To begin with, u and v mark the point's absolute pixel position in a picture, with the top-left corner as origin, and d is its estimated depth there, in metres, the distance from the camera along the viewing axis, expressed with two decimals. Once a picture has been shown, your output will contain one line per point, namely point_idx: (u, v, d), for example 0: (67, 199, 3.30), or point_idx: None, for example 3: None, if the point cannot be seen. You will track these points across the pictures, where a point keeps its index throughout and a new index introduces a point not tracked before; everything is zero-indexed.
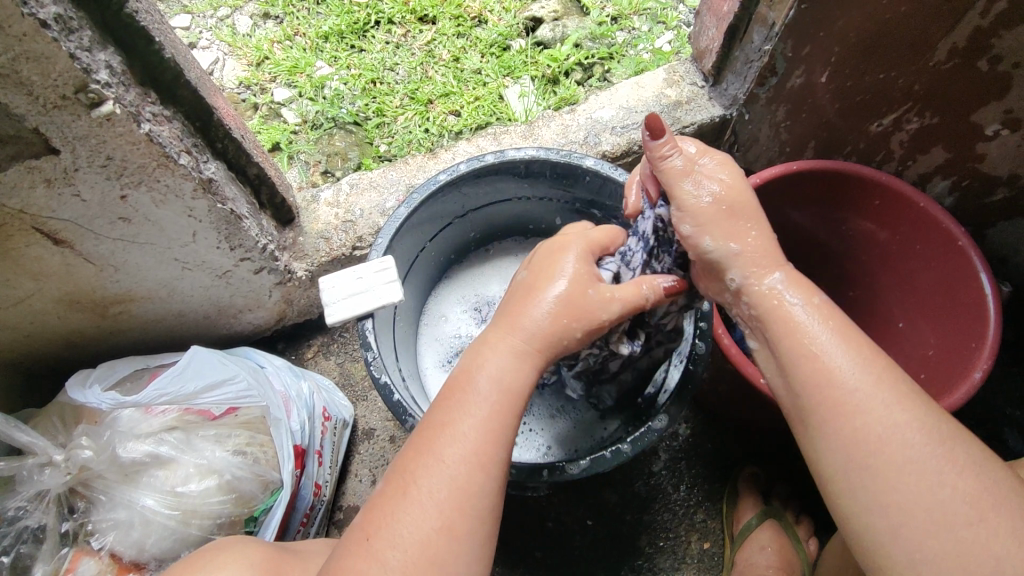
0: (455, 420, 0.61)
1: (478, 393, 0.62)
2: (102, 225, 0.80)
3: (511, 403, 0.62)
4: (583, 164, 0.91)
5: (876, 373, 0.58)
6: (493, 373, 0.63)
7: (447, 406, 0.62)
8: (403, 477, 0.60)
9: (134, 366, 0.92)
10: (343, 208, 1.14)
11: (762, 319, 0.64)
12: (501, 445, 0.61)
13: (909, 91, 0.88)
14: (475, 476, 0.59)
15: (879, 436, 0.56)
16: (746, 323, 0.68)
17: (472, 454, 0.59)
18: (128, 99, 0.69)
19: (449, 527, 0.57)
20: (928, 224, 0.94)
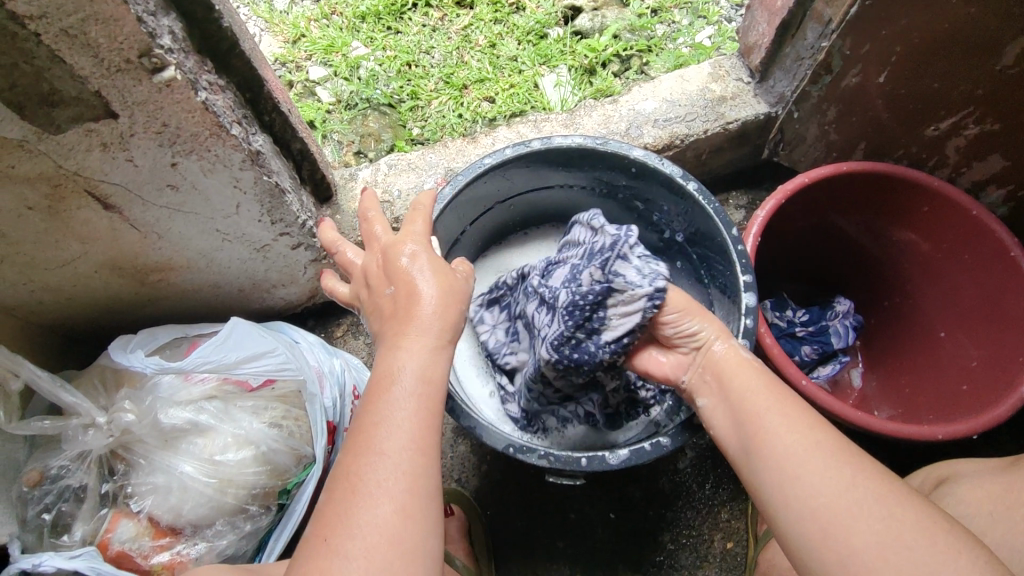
0: (379, 413, 0.60)
1: (400, 386, 0.61)
2: (151, 192, 0.80)
3: (434, 392, 0.62)
4: (631, 154, 0.90)
5: (794, 412, 0.65)
6: (408, 371, 0.61)
7: (370, 403, 0.61)
8: (343, 478, 0.57)
9: (173, 333, 0.92)
10: (381, 188, 1.14)
11: (716, 375, 0.73)
12: (432, 427, 0.61)
13: (968, 96, 0.84)
14: (420, 458, 0.58)
15: (795, 454, 0.61)
16: (704, 380, 0.74)
17: (413, 439, 0.59)
18: (188, 66, 0.68)
19: (403, 509, 0.56)
20: (977, 233, 0.93)
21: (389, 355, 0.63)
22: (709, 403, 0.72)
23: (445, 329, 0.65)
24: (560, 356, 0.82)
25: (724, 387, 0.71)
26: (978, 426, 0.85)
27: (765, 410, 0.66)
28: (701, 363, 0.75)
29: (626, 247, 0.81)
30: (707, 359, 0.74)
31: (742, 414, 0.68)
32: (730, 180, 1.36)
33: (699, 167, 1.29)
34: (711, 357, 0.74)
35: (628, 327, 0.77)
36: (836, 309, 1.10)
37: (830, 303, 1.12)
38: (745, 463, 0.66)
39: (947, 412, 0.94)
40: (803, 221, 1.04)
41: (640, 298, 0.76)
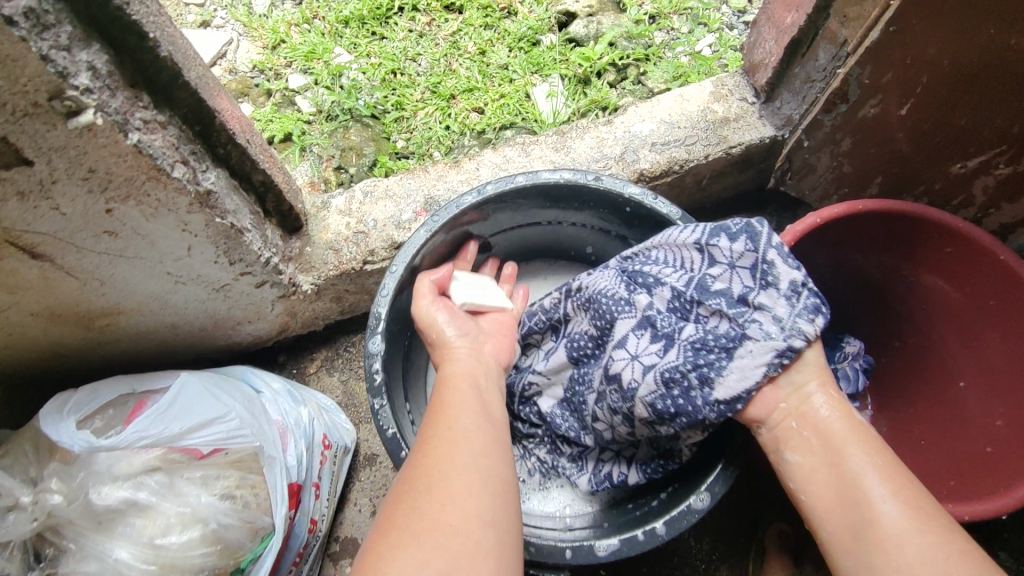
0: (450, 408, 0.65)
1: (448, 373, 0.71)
2: (86, 239, 0.71)
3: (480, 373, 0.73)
4: (625, 192, 0.82)
5: (919, 509, 0.55)
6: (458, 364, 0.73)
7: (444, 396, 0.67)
8: (423, 453, 0.59)
9: (117, 390, 0.84)
10: (355, 217, 1.05)
11: (821, 435, 0.62)
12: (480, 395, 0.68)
13: (1005, 134, 0.75)
14: (477, 412, 0.65)
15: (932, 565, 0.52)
16: (799, 432, 0.63)
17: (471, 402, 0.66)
18: (114, 105, 0.59)
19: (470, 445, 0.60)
20: (1008, 281, 0.85)
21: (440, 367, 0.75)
22: (803, 461, 0.62)
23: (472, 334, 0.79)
24: (665, 401, 0.69)
25: (830, 451, 0.61)
26: (1007, 507, 0.78)
27: (877, 495, 0.56)
28: (803, 417, 0.63)
29: (762, 287, 0.67)
30: (800, 404, 0.64)
31: (851, 490, 0.58)
32: (732, 204, 1.27)
33: (699, 192, 1.20)
34: (807, 413, 0.63)
35: (751, 386, 0.64)
36: (846, 349, 1.00)
37: (840, 340, 1.01)
38: (847, 551, 0.57)
39: (971, 476, 0.86)
40: (820, 258, 0.94)
41: (769, 351, 0.64)
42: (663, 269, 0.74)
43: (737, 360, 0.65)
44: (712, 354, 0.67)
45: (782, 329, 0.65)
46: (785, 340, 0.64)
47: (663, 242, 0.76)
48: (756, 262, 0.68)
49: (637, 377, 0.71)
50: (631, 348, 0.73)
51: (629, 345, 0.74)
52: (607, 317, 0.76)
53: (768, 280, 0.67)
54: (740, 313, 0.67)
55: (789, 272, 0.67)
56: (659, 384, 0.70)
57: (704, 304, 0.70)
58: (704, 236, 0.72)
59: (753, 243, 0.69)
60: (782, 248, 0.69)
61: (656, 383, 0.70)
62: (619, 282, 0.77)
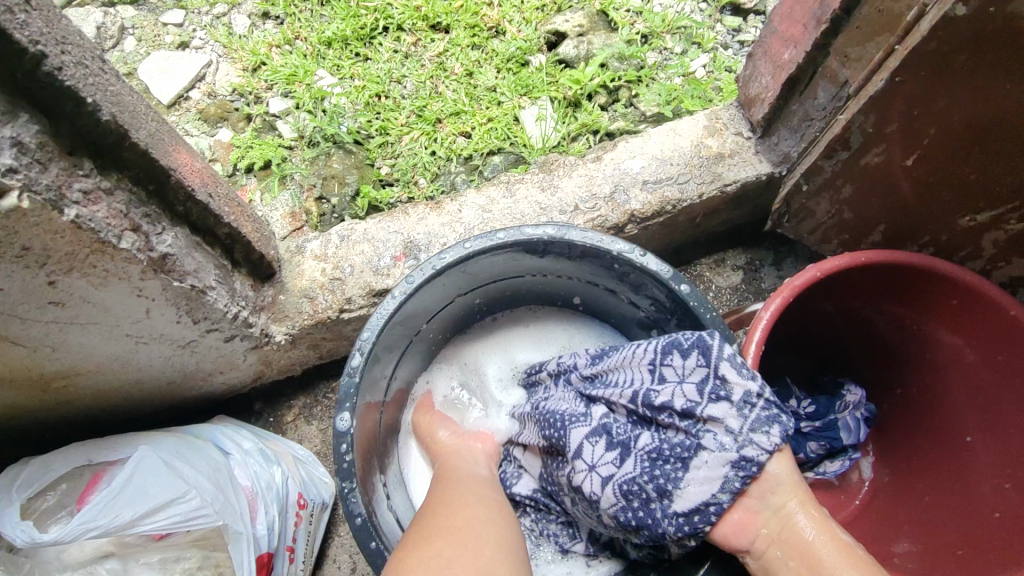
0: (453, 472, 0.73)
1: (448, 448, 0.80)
2: (29, 311, 0.65)
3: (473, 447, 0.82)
4: (614, 248, 0.76)
5: None
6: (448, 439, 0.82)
7: (448, 466, 0.76)
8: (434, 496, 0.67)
9: (73, 463, 0.78)
10: (331, 263, 1.00)
11: (809, 561, 0.59)
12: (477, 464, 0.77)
13: (1017, 190, 0.70)
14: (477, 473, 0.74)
15: None
16: (785, 559, 0.60)
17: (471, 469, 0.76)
18: (46, 183, 0.54)
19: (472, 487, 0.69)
20: (1017, 338, 0.80)
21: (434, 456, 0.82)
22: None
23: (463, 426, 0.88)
24: (626, 513, 0.66)
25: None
26: None
27: None
28: (789, 535, 0.60)
29: (712, 400, 0.65)
30: (781, 521, 0.61)
31: None
32: (727, 237, 1.22)
33: (693, 228, 1.15)
34: (795, 532, 0.60)
35: (708, 498, 0.63)
36: (846, 399, 0.97)
37: (840, 390, 0.99)
38: None
39: (978, 545, 0.81)
40: (823, 305, 0.89)
41: (724, 464, 0.62)
42: (616, 387, 0.74)
43: (691, 475, 0.64)
44: (668, 464, 0.65)
45: (735, 440, 0.63)
46: (739, 450, 0.62)
47: (621, 358, 0.76)
48: (706, 375, 0.67)
49: (596, 491, 0.68)
50: (589, 457, 0.71)
51: (583, 456, 0.71)
52: (560, 429, 0.74)
53: (719, 393, 0.65)
54: (693, 426, 0.66)
55: (741, 383, 0.65)
56: (617, 493, 0.67)
57: (659, 419, 0.69)
58: (656, 354, 0.71)
59: (703, 355, 0.67)
60: (734, 359, 0.66)
61: (616, 497, 0.67)
62: (575, 399, 0.77)
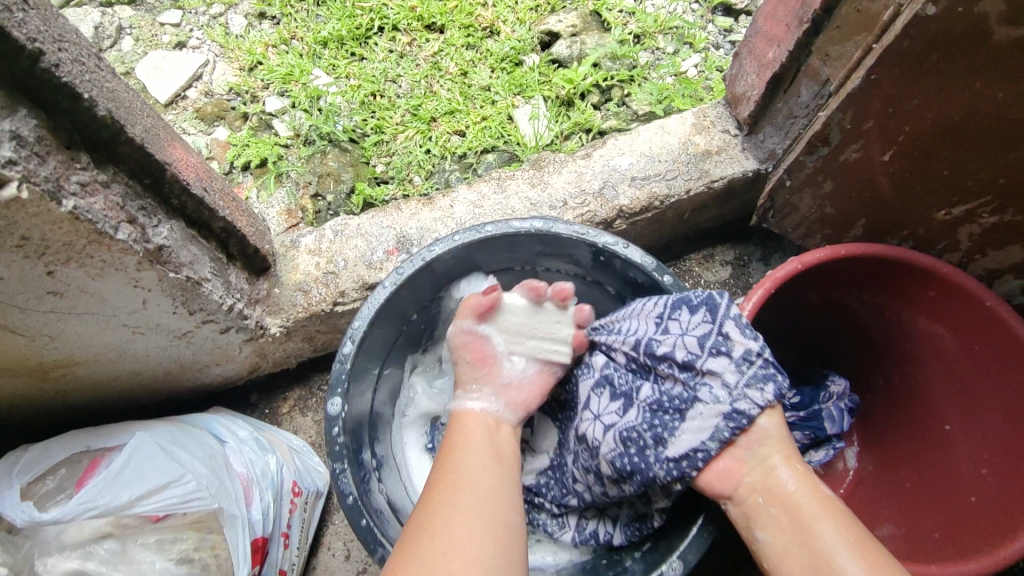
0: (456, 459, 0.70)
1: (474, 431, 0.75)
2: (28, 300, 0.67)
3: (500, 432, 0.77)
4: (599, 242, 0.78)
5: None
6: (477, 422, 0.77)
7: (458, 453, 0.71)
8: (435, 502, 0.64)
9: (70, 449, 0.80)
10: (325, 257, 1.02)
11: (785, 510, 0.62)
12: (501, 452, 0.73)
13: (990, 184, 0.72)
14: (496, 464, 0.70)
15: None
16: (766, 508, 0.63)
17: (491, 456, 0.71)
18: (45, 173, 0.55)
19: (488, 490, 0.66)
20: (992, 325, 0.82)
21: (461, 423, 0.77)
22: (773, 540, 0.62)
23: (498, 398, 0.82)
24: (623, 459, 0.69)
25: (793, 528, 0.61)
26: (990, 565, 0.75)
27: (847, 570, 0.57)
28: (767, 487, 0.64)
29: (713, 356, 0.68)
30: (765, 471, 0.64)
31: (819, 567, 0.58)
32: (716, 233, 1.24)
33: (682, 224, 1.17)
34: (773, 483, 0.64)
35: (698, 445, 0.66)
36: (831, 389, 0.98)
37: (825, 380, 1.00)
38: None
39: (953, 527, 0.83)
40: (805, 298, 0.91)
41: (717, 415, 0.66)
42: (620, 335, 0.77)
43: (686, 424, 0.67)
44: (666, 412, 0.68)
45: (730, 394, 0.66)
46: (735, 404, 0.65)
47: (627, 312, 0.78)
48: (708, 330, 0.69)
49: (597, 437, 0.72)
50: (596, 407, 0.75)
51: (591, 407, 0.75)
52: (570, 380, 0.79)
53: (720, 349, 0.68)
54: (694, 379, 0.68)
55: (742, 342, 0.68)
56: (614, 440, 0.70)
57: (659, 368, 0.72)
58: (664, 308, 0.73)
59: (708, 311, 0.70)
60: (739, 319, 0.69)
61: (613, 446, 0.70)
62: (583, 353, 0.82)
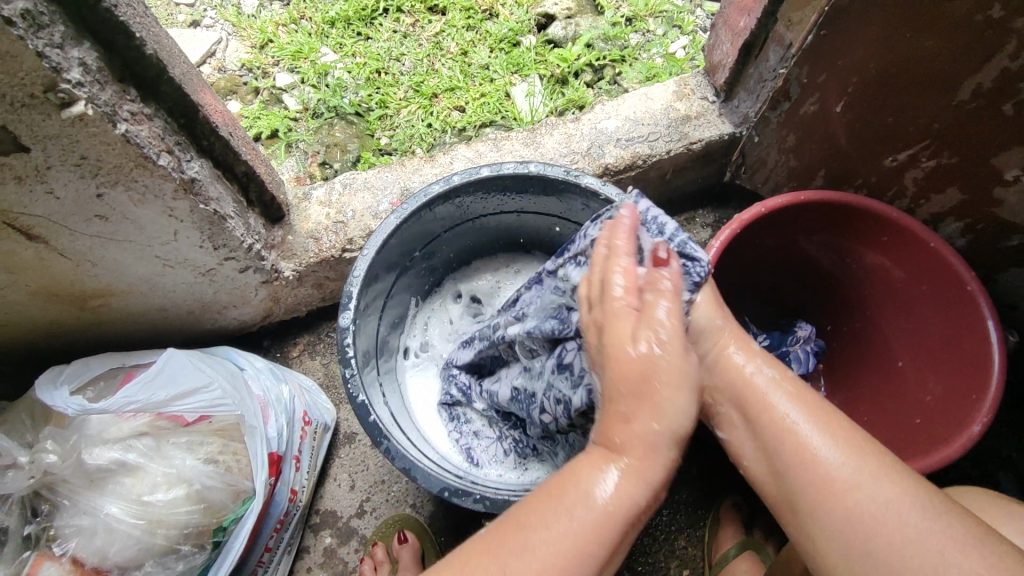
0: (557, 509, 0.53)
1: (592, 503, 0.52)
2: (78, 222, 0.77)
3: (615, 523, 0.52)
4: (581, 182, 0.86)
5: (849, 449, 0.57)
6: (605, 494, 0.52)
7: (537, 525, 0.52)
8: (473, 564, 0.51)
9: (109, 364, 0.91)
10: (335, 208, 1.11)
11: (740, 398, 0.64)
12: (600, 551, 0.51)
13: (926, 129, 0.82)
14: (577, 556, 0.51)
15: (872, 506, 0.54)
16: (720, 415, 0.67)
17: (579, 546, 0.51)
18: (102, 98, 0.65)
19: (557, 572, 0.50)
20: (935, 262, 0.91)
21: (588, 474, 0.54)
22: (731, 437, 0.66)
23: (632, 489, 0.53)
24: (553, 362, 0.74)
25: (748, 416, 0.64)
26: (926, 466, 0.85)
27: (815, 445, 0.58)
28: (711, 377, 0.67)
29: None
30: (716, 362, 0.67)
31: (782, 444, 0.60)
32: (698, 197, 1.33)
33: (665, 186, 1.25)
34: (727, 367, 0.66)
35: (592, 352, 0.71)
36: (797, 334, 1.06)
37: (792, 327, 1.08)
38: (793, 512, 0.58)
39: (904, 444, 0.92)
40: (768, 243, 1.01)
41: None
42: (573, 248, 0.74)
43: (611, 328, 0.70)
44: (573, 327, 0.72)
45: None
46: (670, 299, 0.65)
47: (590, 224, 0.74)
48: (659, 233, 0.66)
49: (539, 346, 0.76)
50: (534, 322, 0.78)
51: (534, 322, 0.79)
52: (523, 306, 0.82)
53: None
54: None
55: (647, 242, 0.67)
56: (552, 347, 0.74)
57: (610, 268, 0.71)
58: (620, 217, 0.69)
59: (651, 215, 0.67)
60: (640, 217, 0.68)
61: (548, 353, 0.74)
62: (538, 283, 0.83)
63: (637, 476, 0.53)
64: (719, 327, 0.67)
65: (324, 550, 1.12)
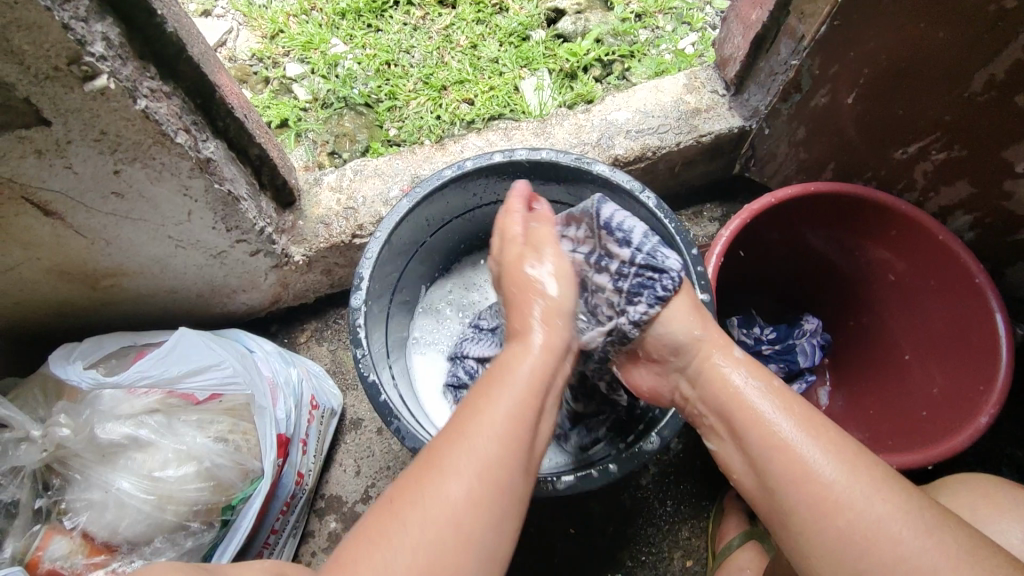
0: (492, 394, 0.59)
1: (517, 374, 0.61)
2: (94, 199, 0.77)
3: (538, 390, 0.61)
4: (594, 169, 0.87)
5: (846, 460, 0.59)
6: (524, 368, 0.61)
7: (469, 407, 0.59)
8: (420, 469, 0.56)
9: (120, 342, 0.93)
10: (345, 194, 1.11)
11: (727, 413, 0.67)
12: (528, 427, 0.58)
13: (938, 121, 0.83)
14: (514, 427, 0.57)
15: (864, 523, 0.56)
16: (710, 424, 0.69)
17: (510, 418, 0.58)
18: (124, 73, 0.66)
19: (503, 442, 0.56)
20: (943, 257, 0.91)
21: (503, 361, 0.63)
22: (720, 448, 0.69)
23: (537, 376, 0.61)
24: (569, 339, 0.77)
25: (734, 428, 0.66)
26: (932, 459, 0.85)
27: (811, 459, 0.59)
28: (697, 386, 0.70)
29: (598, 270, 0.76)
30: (698, 372, 0.70)
31: (775, 460, 0.61)
32: (707, 191, 1.33)
33: (674, 179, 1.26)
34: (715, 376, 0.69)
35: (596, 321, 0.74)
36: (804, 327, 1.08)
37: (799, 321, 1.09)
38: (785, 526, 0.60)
39: (910, 437, 0.92)
40: (775, 236, 1.02)
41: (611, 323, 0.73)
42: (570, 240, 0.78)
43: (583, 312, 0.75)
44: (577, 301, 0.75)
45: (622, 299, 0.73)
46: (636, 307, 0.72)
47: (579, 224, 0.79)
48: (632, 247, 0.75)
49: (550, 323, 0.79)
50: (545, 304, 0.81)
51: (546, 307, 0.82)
52: None
53: (602, 262, 0.76)
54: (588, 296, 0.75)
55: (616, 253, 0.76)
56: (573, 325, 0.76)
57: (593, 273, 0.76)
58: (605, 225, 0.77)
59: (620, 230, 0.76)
60: (611, 225, 0.77)
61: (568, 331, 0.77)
62: None
63: (547, 348, 0.64)
64: (699, 339, 0.71)
65: (329, 534, 1.12)
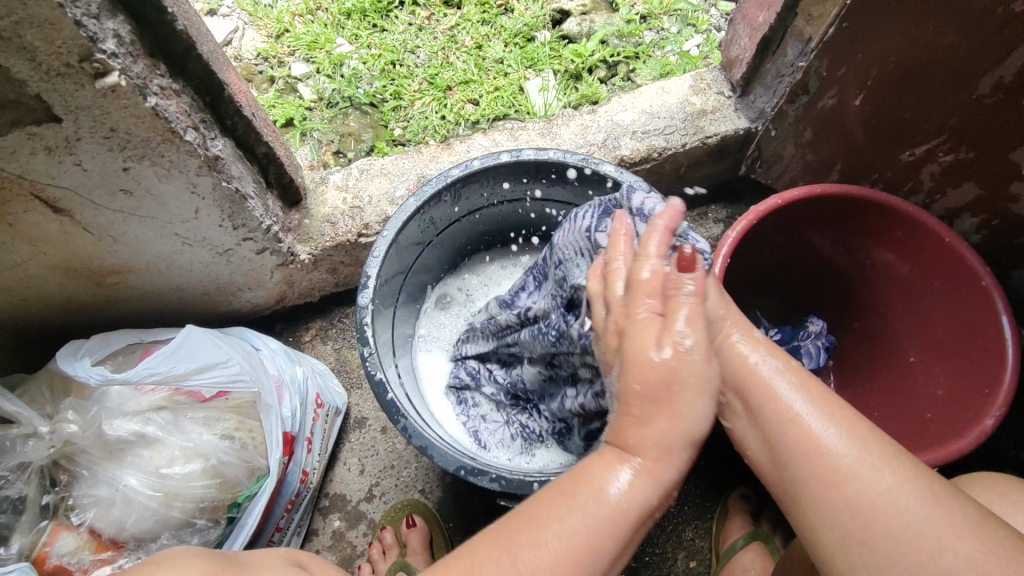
0: (564, 511, 0.51)
1: (607, 501, 0.50)
2: (102, 196, 0.78)
3: (623, 527, 0.50)
4: (602, 169, 0.87)
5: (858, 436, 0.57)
6: (617, 493, 0.50)
7: (533, 522, 0.51)
8: (461, 563, 0.52)
9: (127, 339, 0.93)
10: (351, 193, 1.11)
11: (737, 389, 0.63)
12: (591, 566, 0.50)
13: (946, 124, 0.83)
14: (573, 565, 0.50)
15: (873, 496, 0.54)
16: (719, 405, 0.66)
17: (573, 550, 0.50)
18: (135, 71, 0.66)
19: (556, 574, 0.50)
20: (949, 258, 0.91)
21: (599, 467, 0.52)
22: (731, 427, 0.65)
23: (630, 510, 0.51)
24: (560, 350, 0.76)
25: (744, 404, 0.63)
26: (937, 460, 0.85)
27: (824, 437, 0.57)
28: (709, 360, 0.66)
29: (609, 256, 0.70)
30: (713, 351, 0.65)
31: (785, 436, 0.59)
32: (712, 192, 1.33)
33: (679, 180, 1.26)
34: (729, 356, 0.65)
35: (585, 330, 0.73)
36: (809, 329, 1.07)
37: (804, 322, 1.09)
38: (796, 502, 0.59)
39: (916, 438, 0.92)
40: (781, 238, 1.02)
41: None
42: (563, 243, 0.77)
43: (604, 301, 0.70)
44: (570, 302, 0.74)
45: None
46: None
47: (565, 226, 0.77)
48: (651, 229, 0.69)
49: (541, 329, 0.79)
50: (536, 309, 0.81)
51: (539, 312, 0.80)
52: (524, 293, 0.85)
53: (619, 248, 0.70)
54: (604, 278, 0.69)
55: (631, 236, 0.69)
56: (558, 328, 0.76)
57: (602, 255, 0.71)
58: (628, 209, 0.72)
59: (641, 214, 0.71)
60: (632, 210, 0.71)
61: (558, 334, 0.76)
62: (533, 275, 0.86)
63: (653, 472, 0.50)
64: (722, 318, 0.64)
65: (332, 532, 1.13)
